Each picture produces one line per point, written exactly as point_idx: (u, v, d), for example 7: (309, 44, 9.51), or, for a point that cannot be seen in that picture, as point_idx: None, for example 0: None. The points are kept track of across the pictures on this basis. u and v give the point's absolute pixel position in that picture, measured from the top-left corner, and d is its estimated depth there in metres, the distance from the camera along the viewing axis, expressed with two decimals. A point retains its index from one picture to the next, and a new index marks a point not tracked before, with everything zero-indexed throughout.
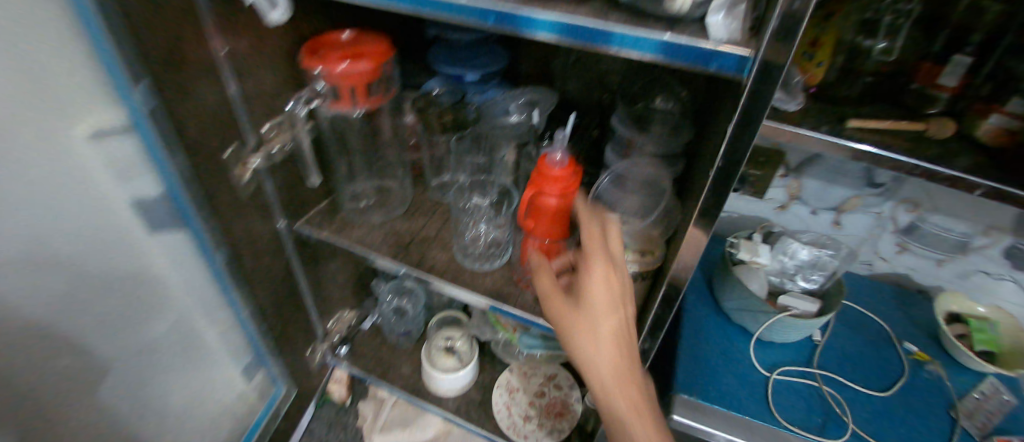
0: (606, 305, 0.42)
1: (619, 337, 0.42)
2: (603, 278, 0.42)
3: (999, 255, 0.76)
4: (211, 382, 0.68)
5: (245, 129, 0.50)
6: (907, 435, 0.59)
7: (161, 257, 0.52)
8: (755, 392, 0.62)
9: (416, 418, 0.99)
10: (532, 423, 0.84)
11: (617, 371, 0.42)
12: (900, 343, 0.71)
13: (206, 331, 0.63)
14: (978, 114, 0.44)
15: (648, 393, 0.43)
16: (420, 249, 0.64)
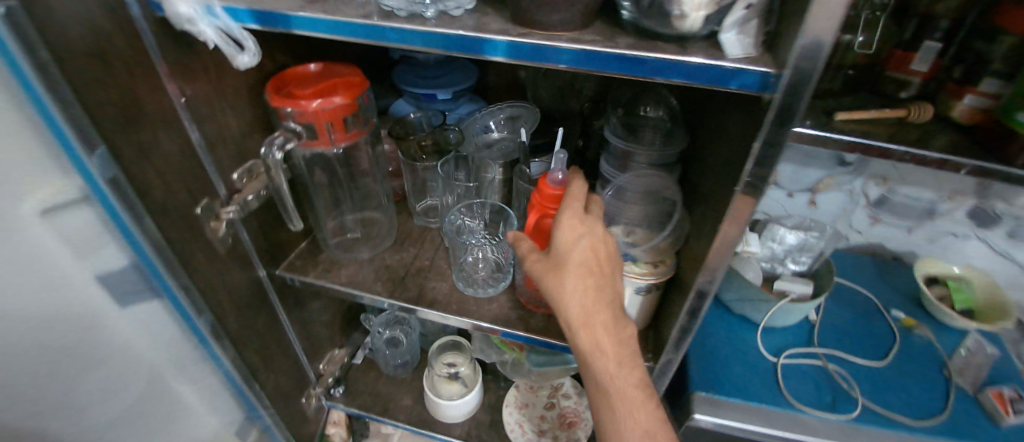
0: (581, 247, 0.41)
1: (595, 286, 0.40)
2: (575, 222, 0.41)
3: (963, 217, 0.81)
4: None
5: (215, 180, 0.46)
6: (910, 401, 0.60)
7: (132, 329, 0.47)
8: (768, 381, 0.62)
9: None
10: (547, 436, 0.80)
11: (586, 308, 0.40)
12: (888, 311, 0.74)
13: (182, 388, 0.57)
14: (952, 96, 0.46)
15: (621, 348, 0.40)
16: (417, 280, 0.61)
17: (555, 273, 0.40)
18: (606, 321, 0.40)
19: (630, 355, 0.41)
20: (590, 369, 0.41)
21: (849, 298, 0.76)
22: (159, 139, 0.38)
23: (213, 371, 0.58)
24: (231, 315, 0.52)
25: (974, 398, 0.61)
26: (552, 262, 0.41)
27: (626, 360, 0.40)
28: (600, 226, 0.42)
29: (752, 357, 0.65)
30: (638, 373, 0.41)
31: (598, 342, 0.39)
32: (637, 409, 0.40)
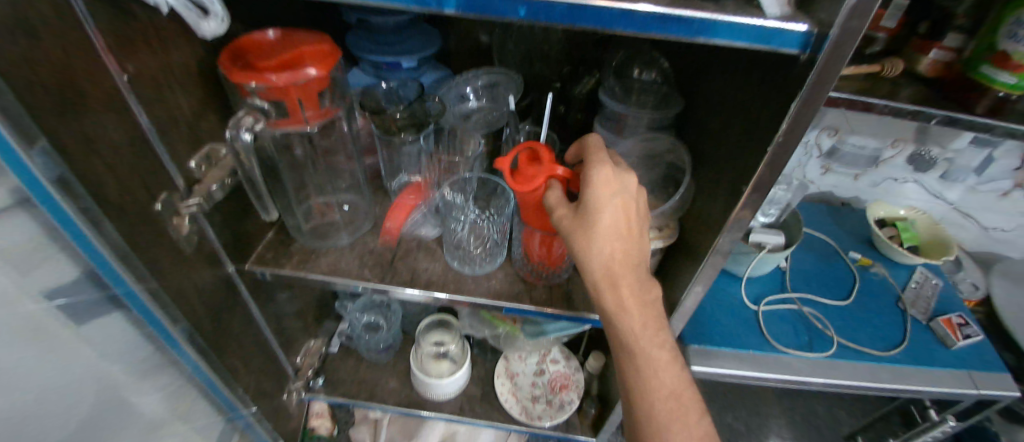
0: (612, 206, 0.40)
1: (624, 247, 0.41)
2: (608, 180, 0.40)
3: (904, 162, 0.89)
4: None
5: (172, 170, 0.40)
6: (869, 332, 0.75)
7: (94, 349, 0.41)
8: (754, 329, 0.74)
9: (419, 428, 0.78)
10: (542, 403, 0.69)
11: (614, 270, 0.41)
12: (847, 253, 0.89)
13: (150, 409, 0.50)
14: (920, 50, 0.56)
15: (646, 307, 0.42)
16: (407, 264, 0.57)
17: (584, 233, 0.40)
18: (632, 283, 0.42)
19: (655, 317, 0.43)
20: (615, 330, 0.43)
21: (813, 245, 0.90)
22: (107, 127, 0.32)
23: (181, 380, 0.51)
24: (207, 320, 0.47)
25: (927, 326, 0.77)
26: (582, 222, 0.41)
27: (651, 322, 0.42)
28: (634, 183, 0.41)
29: (737, 309, 0.76)
30: (662, 335, 0.43)
31: (624, 304, 0.42)
32: (661, 368, 0.43)
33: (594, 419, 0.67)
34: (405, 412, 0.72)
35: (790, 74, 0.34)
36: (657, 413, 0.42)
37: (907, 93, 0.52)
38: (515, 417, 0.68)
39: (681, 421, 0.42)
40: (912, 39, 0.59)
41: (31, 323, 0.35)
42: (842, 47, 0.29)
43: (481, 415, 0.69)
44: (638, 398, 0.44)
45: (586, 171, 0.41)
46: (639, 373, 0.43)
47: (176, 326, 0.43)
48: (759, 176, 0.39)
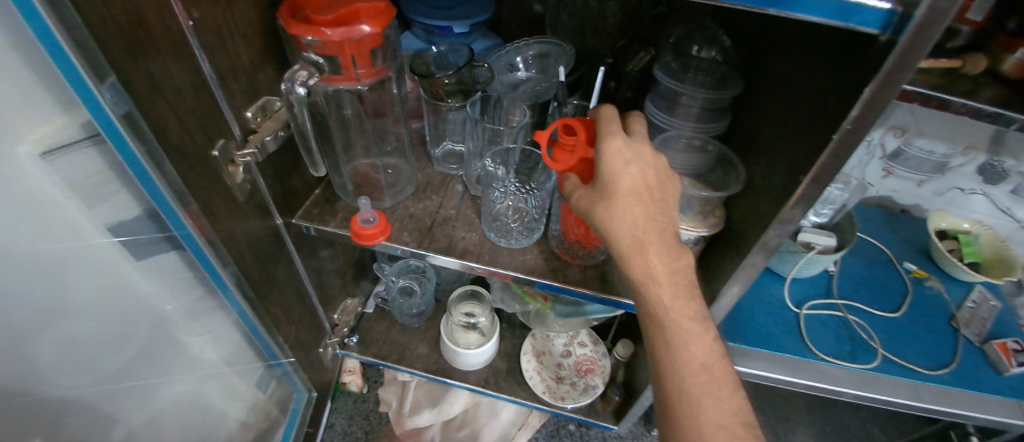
0: (625, 175, 0.39)
1: (646, 213, 0.39)
2: (618, 150, 0.40)
3: (975, 172, 0.81)
4: (214, 407, 0.58)
5: (230, 119, 0.41)
6: (917, 347, 0.71)
7: (152, 284, 0.43)
8: (795, 332, 0.70)
9: (444, 395, 0.77)
10: (566, 383, 0.69)
11: (637, 236, 0.39)
12: (901, 263, 0.83)
13: (202, 347, 0.53)
14: (1009, 47, 0.51)
15: (675, 274, 0.39)
16: (445, 231, 0.57)
17: (603, 204, 0.40)
18: (659, 249, 0.39)
19: (685, 285, 0.40)
20: (643, 301, 0.40)
21: (863, 250, 0.85)
22: (173, 72, 0.33)
23: (229, 322, 0.53)
24: (254, 268, 0.49)
25: (980, 348, 0.71)
26: (599, 195, 0.40)
27: (681, 291, 0.39)
28: (648, 152, 0.41)
29: (778, 310, 0.73)
30: (695, 305, 0.40)
31: (652, 271, 0.39)
32: (693, 340, 0.39)
33: (617, 404, 0.67)
34: (430, 377, 0.73)
35: (868, 54, 0.31)
36: (687, 389, 0.39)
37: (988, 94, 0.48)
38: (539, 394, 0.68)
39: (711, 395, 0.39)
40: (1000, 34, 0.54)
41: (100, 254, 0.37)
42: (929, 31, 0.26)
43: (505, 388, 0.69)
44: (667, 374, 0.40)
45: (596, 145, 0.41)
46: (669, 346, 0.39)
47: (225, 268, 0.44)
48: (820, 167, 0.36)
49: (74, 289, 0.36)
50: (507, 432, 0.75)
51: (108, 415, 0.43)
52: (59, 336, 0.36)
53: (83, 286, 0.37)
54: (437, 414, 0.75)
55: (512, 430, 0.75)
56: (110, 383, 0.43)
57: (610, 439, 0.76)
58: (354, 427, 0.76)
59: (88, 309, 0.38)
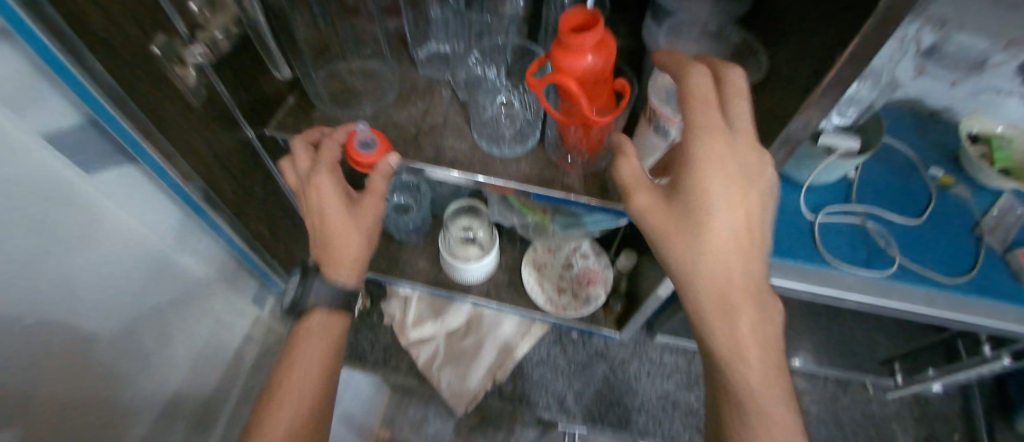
0: (722, 213, 0.36)
1: (739, 262, 0.37)
2: (720, 181, 0.35)
3: (1014, 72, 0.72)
4: (216, 318, 0.60)
5: (171, 12, 0.35)
6: (934, 255, 0.67)
7: (114, 202, 0.42)
8: (806, 239, 0.67)
9: (446, 306, 0.78)
10: (568, 295, 0.67)
11: (725, 290, 0.38)
12: (927, 170, 0.76)
13: (191, 263, 0.54)
14: None
15: (766, 343, 0.39)
16: (432, 140, 0.53)
17: (689, 244, 0.37)
18: (750, 315, 0.38)
19: (774, 356, 0.39)
20: (723, 366, 0.40)
21: (892, 154, 0.78)
22: None
23: (207, 234, 0.55)
24: (222, 178, 0.48)
25: (1001, 257, 0.67)
26: (675, 218, 0.37)
27: (770, 363, 0.39)
28: (752, 173, 0.35)
29: (791, 217, 0.70)
30: (782, 381, 0.39)
31: (738, 336, 0.38)
32: (778, 427, 0.37)
33: (619, 314, 0.66)
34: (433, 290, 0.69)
35: None
36: None
37: None
38: (539, 305, 0.66)
39: None
40: None
41: (55, 174, 0.35)
42: None
43: (507, 299, 0.68)
44: None
45: (687, 163, 0.36)
46: (745, 423, 0.38)
47: (190, 179, 0.44)
48: (868, 44, 0.29)
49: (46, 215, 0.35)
50: (510, 341, 0.77)
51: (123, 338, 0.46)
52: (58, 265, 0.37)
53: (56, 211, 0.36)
54: (440, 326, 0.77)
55: (516, 338, 0.77)
56: (122, 307, 0.45)
57: (611, 347, 0.78)
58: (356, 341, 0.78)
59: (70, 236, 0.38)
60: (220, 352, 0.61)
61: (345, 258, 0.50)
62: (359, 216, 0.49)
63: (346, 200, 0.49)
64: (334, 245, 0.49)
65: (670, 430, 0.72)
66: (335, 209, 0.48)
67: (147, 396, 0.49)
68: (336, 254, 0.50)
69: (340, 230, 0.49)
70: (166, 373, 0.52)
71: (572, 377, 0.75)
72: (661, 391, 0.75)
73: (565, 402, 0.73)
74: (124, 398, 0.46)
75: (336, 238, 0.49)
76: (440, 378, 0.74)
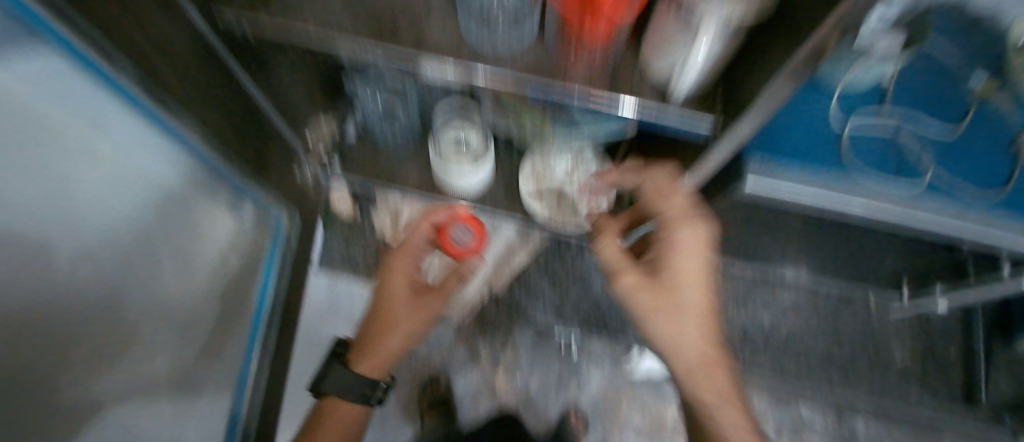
0: (689, 255, 0.53)
1: (699, 299, 0.55)
2: (691, 236, 0.52)
3: None
4: (185, 223, 0.51)
5: None
6: (970, 175, 0.54)
7: (19, 79, 0.29)
8: (832, 150, 0.54)
9: None
10: (568, 205, 0.65)
11: (701, 328, 0.55)
12: (976, 72, 0.57)
13: (137, 154, 0.43)
14: None
15: (715, 336, 0.56)
16: (414, 29, 0.43)
17: (670, 313, 0.54)
18: (699, 328, 0.55)
19: (714, 355, 0.55)
20: (690, 393, 0.55)
21: (968, 31, 0.57)
22: None
23: (146, 119, 0.43)
24: (154, 55, 0.39)
25: None
26: (660, 298, 0.54)
27: (722, 386, 0.54)
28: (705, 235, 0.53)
29: (815, 126, 0.56)
30: (732, 396, 0.54)
31: (700, 369, 0.54)
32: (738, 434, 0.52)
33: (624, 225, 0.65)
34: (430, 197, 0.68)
35: None
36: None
37: None
38: (535, 213, 0.65)
39: None
40: None
41: (28, 108, 0.30)
42: None
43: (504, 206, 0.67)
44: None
45: (671, 238, 0.53)
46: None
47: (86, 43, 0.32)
48: None
49: (40, 162, 0.32)
50: (506, 252, 0.80)
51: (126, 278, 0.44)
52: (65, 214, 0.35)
53: (46, 154, 0.32)
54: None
55: (511, 250, 0.80)
56: (115, 235, 0.41)
57: None
58: (354, 248, 0.81)
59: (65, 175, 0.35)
60: (200, 259, 0.54)
61: (385, 336, 0.63)
62: (412, 310, 0.64)
63: (409, 292, 0.65)
64: (382, 328, 0.63)
65: None
66: (400, 303, 0.64)
67: (117, 321, 0.42)
68: (373, 349, 0.63)
69: (396, 321, 0.63)
70: (137, 289, 0.45)
71: (570, 288, 0.83)
72: None
73: (561, 308, 0.83)
74: (88, 329, 0.39)
75: (389, 326, 0.63)
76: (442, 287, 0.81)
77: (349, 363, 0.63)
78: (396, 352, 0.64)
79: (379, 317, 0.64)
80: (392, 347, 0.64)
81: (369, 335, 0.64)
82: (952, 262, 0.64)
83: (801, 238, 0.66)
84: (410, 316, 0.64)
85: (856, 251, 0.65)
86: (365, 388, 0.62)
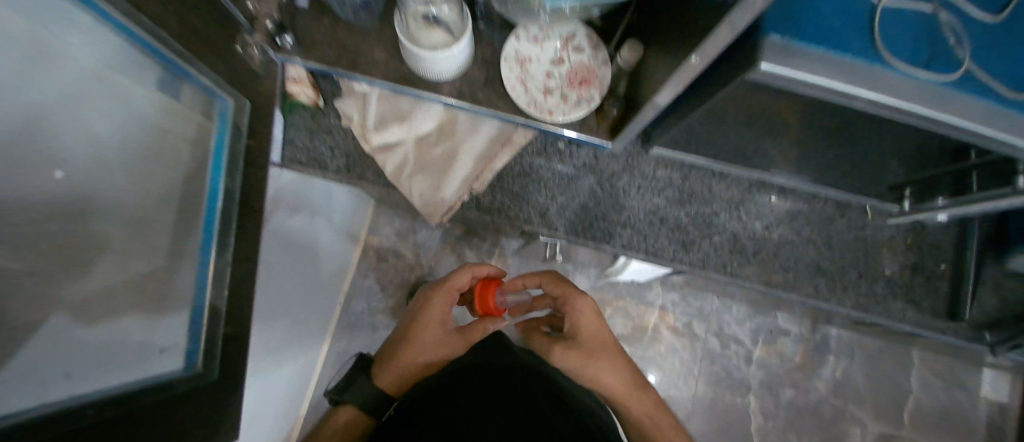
0: (587, 323, 0.71)
1: (604, 338, 0.70)
2: (586, 311, 0.71)
3: None
4: (115, 122, 0.36)
5: None
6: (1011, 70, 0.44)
7: None
8: (869, 29, 0.41)
9: (411, 108, 0.57)
10: (556, 96, 0.55)
11: (615, 361, 0.69)
12: None
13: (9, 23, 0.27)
14: None
15: (626, 362, 0.70)
16: None
17: (589, 359, 0.67)
18: (615, 359, 0.69)
19: (632, 378, 0.70)
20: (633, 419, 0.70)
21: None
22: None
23: None
24: None
25: None
26: (583, 352, 0.67)
27: (641, 397, 0.70)
28: (590, 310, 0.72)
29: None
30: (654, 405, 0.71)
31: (626, 393, 0.69)
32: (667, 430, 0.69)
33: (615, 122, 0.56)
34: (395, 90, 0.55)
35: None
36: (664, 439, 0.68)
37: None
38: (519, 104, 0.55)
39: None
40: None
41: None
42: None
43: (484, 101, 0.56)
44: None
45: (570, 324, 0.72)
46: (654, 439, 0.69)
47: None
48: None
49: None
50: (489, 150, 0.59)
51: (92, 198, 0.34)
52: (58, 164, 0.31)
53: None
54: (408, 129, 0.57)
55: (496, 148, 0.59)
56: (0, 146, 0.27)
57: (602, 159, 0.62)
58: None
59: (28, 95, 0.29)
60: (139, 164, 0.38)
61: (410, 361, 0.71)
62: (444, 341, 0.71)
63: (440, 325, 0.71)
64: (405, 358, 0.71)
65: (660, 247, 0.63)
66: (430, 332, 0.71)
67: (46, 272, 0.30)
68: (399, 369, 0.72)
69: (421, 350, 0.71)
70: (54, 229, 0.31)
71: (558, 190, 0.61)
72: (651, 207, 0.63)
73: (548, 216, 0.61)
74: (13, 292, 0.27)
75: (416, 351, 0.71)
76: (411, 188, 0.57)
77: (376, 378, 0.71)
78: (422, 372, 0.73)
79: (408, 341, 0.72)
80: (418, 364, 0.72)
81: (398, 356, 0.72)
82: (951, 174, 0.56)
83: (810, 140, 0.55)
84: (439, 352, 0.71)
85: (863, 157, 0.57)
86: (382, 403, 0.71)
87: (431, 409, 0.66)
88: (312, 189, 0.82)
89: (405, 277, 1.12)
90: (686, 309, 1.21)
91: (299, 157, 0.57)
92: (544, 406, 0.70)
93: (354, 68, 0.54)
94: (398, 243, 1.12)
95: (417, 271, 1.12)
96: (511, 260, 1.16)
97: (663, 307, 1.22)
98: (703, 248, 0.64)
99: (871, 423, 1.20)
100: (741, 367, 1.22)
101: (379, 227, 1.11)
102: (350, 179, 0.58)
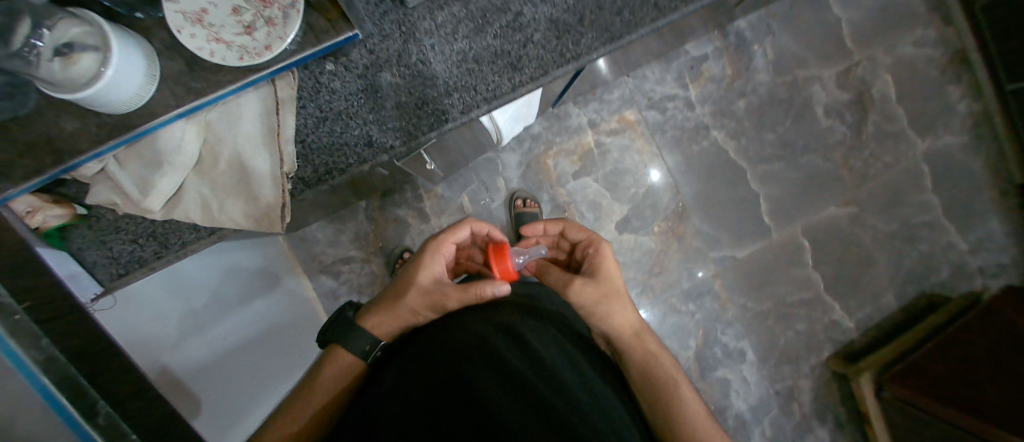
0: (610, 265, 0.69)
1: (622, 285, 0.68)
2: (608, 253, 0.70)
3: None
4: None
5: None
6: None
7: None
8: None
9: (155, 148, 0.49)
10: (260, 26, 0.46)
11: (627, 306, 0.67)
12: None
13: None
14: None
15: (640, 319, 0.68)
16: None
17: (608, 299, 0.65)
18: (629, 308, 0.67)
19: (641, 333, 0.67)
20: (648, 369, 0.64)
21: None
22: None
23: None
24: None
25: None
26: (600, 288, 0.65)
27: (650, 353, 0.66)
28: (611, 256, 0.70)
29: None
30: (665, 362, 0.66)
31: (640, 345, 0.66)
32: (681, 392, 0.63)
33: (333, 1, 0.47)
34: (126, 141, 0.46)
35: None
36: (675, 408, 0.61)
37: None
38: (237, 65, 0.46)
39: (695, 417, 0.61)
40: None
41: None
42: None
43: (208, 85, 0.47)
44: (663, 411, 0.62)
45: (588, 264, 0.70)
46: (665, 402, 0.62)
47: None
48: None
49: None
50: (269, 125, 0.52)
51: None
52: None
53: None
54: (177, 169, 0.50)
55: (272, 119, 0.52)
56: None
57: (377, 49, 0.55)
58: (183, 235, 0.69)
59: None
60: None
61: (399, 300, 0.65)
62: (431, 292, 0.64)
63: (433, 278, 0.65)
64: (396, 300, 0.65)
65: (493, 84, 0.58)
66: (422, 276, 0.66)
67: None
68: (388, 306, 0.65)
69: (408, 293, 0.65)
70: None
71: (366, 108, 0.56)
72: (452, 57, 0.57)
73: (374, 140, 0.57)
74: None
75: (403, 293, 0.65)
76: (230, 216, 0.53)
77: (362, 320, 0.65)
78: (408, 318, 0.65)
79: (399, 287, 0.67)
80: (401, 313, 0.65)
81: (388, 302, 0.66)
82: None
83: None
84: (427, 295, 0.64)
85: None
86: (368, 342, 0.63)
87: (421, 344, 0.58)
88: (212, 262, 0.75)
89: (369, 272, 1.11)
90: (607, 107, 1.18)
91: (118, 268, 0.54)
92: (559, 366, 0.56)
93: (61, 154, 0.46)
94: (339, 250, 1.10)
95: (375, 258, 1.11)
96: (440, 188, 1.13)
97: (592, 123, 1.18)
98: (531, 55, 0.58)
99: (824, 73, 1.16)
100: (687, 116, 1.18)
101: (312, 250, 1.08)
102: (180, 251, 0.56)
